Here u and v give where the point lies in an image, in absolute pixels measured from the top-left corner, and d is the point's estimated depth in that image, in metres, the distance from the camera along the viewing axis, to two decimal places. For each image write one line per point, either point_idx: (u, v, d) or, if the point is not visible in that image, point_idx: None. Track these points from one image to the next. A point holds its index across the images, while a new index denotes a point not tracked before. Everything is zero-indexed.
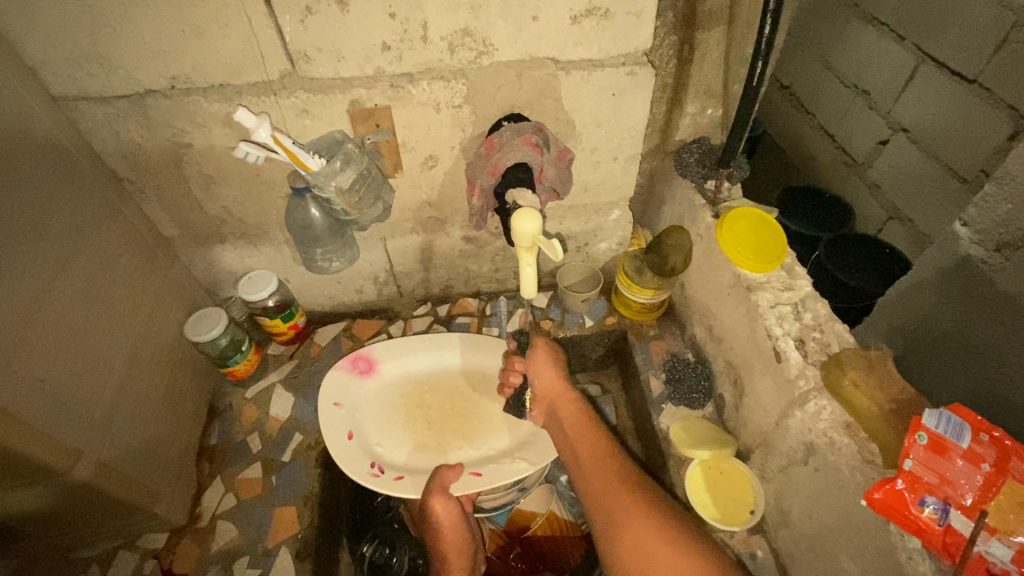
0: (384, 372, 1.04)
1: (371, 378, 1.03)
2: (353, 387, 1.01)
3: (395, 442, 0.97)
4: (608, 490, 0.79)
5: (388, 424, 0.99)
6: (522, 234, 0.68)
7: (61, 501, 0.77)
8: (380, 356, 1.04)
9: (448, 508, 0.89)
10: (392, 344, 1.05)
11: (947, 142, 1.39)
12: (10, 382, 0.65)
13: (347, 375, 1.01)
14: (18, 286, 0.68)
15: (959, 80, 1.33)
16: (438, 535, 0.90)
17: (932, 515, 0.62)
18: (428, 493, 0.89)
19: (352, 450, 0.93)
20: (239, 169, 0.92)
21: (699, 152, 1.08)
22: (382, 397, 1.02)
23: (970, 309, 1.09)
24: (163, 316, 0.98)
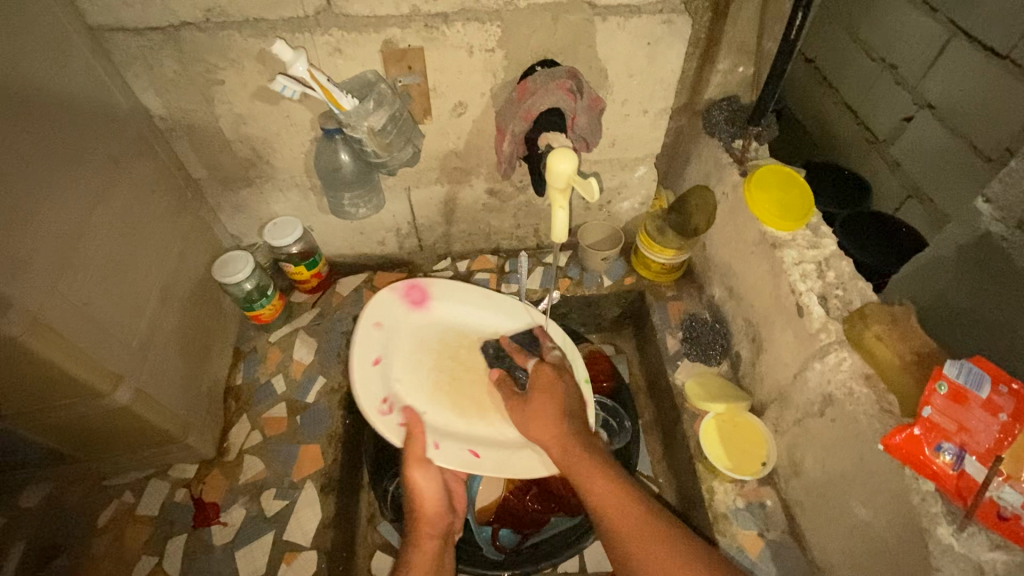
0: (433, 310, 1.02)
1: (419, 311, 1.01)
2: (399, 315, 1.00)
3: (415, 385, 0.93)
4: (597, 479, 0.73)
5: (415, 364, 0.95)
6: (558, 173, 0.69)
7: (100, 423, 0.80)
8: (434, 292, 1.03)
9: (428, 481, 0.84)
10: (452, 287, 1.03)
11: (976, 118, 1.34)
12: (56, 300, 0.67)
13: (399, 301, 1.01)
14: (60, 209, 0.69)
15: (992, 55, 1.29)
16: (411, 506, 0.84)
17: (948, 460, 0.64)
18: (409, 462, 0.83)
19: (371, 375, 0.91)
20: (270, 109, 0.92)
21: (729, 110, 1.07)
22: (420, 334, 0.99)
23: (986, 286, 0.94)
24: (191, 255, 1.00)
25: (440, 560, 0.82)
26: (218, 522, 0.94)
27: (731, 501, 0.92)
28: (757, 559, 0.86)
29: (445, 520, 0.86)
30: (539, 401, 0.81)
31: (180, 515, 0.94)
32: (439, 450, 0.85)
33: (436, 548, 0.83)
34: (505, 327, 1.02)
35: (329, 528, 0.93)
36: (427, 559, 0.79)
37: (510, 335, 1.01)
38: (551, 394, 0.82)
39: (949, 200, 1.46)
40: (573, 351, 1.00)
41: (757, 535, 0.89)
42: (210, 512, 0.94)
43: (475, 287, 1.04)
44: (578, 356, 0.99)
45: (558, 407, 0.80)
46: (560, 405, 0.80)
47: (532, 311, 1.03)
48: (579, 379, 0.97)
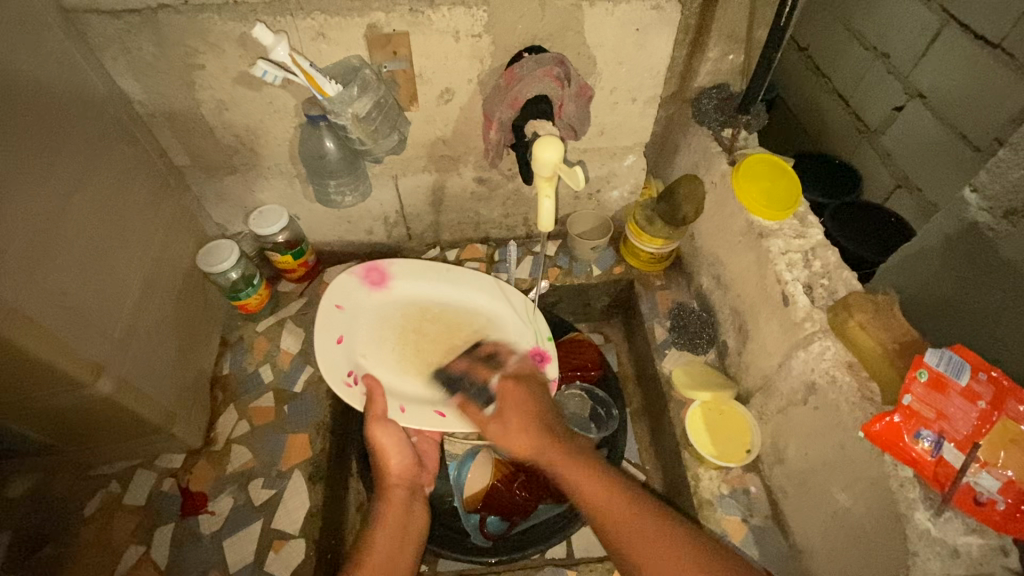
0: (394, 289, 1.01)
1: (380, 291, 1.00)
2: (362, 294, 0.99)
3: (380, 358, 0.94)
4: (590, 481, 0.72)
5: (379, 340, 0.96)
6: (544, 162, 0.69)
7: (82, 413, 0.80)
8: (395, 271, 1.02)
9: (392, 437, 0.85)
10: (411, 265, 1.03)
11: (965, 108, 1.35)
12: (30, 289, 0.65)
13: (358, 283, 1.00)
14: (34, 195, 0.68)
15: (982, 43, 1.29)
16: (377, 460, 0.87)
17: (926, 447, 0.65)
18: (370, 421, 0.84)
19: (336, 354, 0.91)
20: (253, 95, 0.90)
21: (718, 98, 1.05)
22: (385, 310, 0.99)
23: (967, 277, 0.92)
24: (175, 244, 0.99)
25: (411, 510, 0.83)
26: (206, 512, 0.94)
27: (716, 488, 0.93)
28: (740, 544, 0.88)
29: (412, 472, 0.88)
30: (510, 410, 0.81)
31: (168, 505, 0.94)
32: (405, 413, 0.87)
33: (403, 498, 0.84)
34: (468, 298, 1.02)
35: (317, 516, 0.93)
36: (396, 511, 0.81)
37: (471, 305, 1.01)
38: (518, 403, 0.81)
39: (938, 189, 1.47)
40: (535, 316, 1.01)
41: (740, 521, 0.90)
42: (198, 501, 0.94)
43: (436, 262, 1.04)
44: (541, 321, 1.00)
45: (527, 408, 0.81)
46: (527, 403, 0.82)
47: (495, 281, 1.03)
48: (542, 342, 0.98)
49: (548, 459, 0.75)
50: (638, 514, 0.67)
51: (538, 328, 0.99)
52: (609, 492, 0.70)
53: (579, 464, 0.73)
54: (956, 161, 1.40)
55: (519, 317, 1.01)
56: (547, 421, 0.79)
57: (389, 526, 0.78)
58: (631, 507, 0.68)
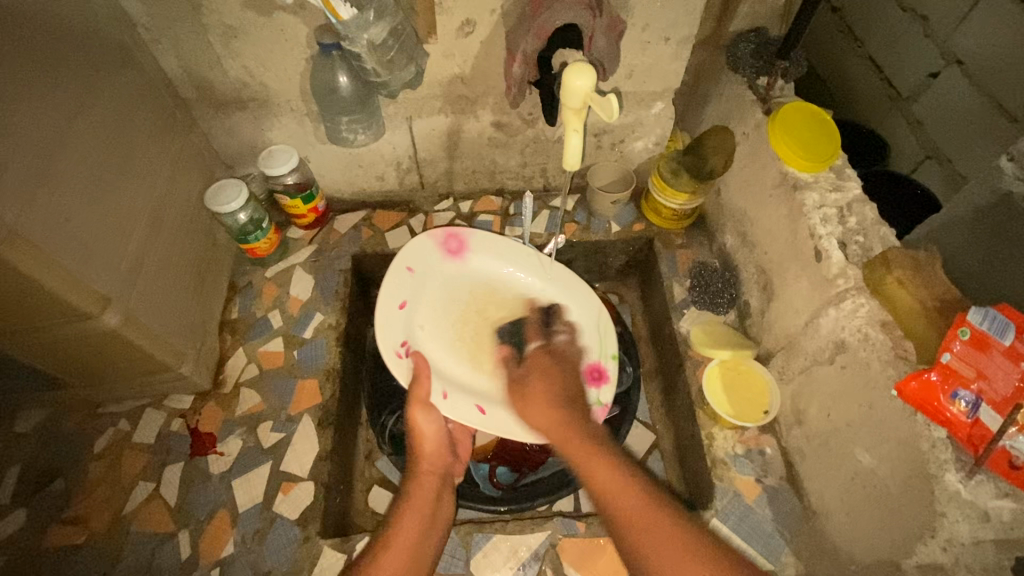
0: (469, 261, 1.01)
1: (455, 260, 1.00)
2: (435, 262, 0.98)
3: (437, 335, 0.93)
4: (604, 469, 0.66)
5: (441, 314, 0.95)
6: (575, 90, 0.65)
7: (88, 347, 0.78)
8: (473, 243, 1.01)
9: (430, 423, 0.82)
10: (491, 242, 1.01)
11: (1000, 79, 1.15)
12: (32, 211, 0.63)
13: (435, 248, 0.99)
14: (30, 110, 0.64)
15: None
16: (410, 444, 0.82)
17: (962, 408, 0.62)
18: (412, 402, 0.82)
19: (396, 318, 0.90)
20: (262, 21, 0.85)
21: (756, 43, 0.98)
22: (453, 282, 0.99)
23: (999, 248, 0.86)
24: (181, 180, 0.95)
25: (441, 497, 0.78)
26: (215, 452, 0.93)
27: (730, 447, 0.91)
28: (752, 504, 0.87)
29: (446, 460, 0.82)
30: (536, 396, 0.79)
31: (177, 444, 0.94)
32: (445, 400, 0.86)
33: (434, 486, 0.78)
34: (539, 292, 1.01)
35: (326, 460, 0.93)
36: (425, 495, 0.76)
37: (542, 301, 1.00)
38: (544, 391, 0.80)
39: (975, 162, 1.23)
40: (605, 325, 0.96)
41: (754, 481, 0.89)
42: (207, 442, 0.94)
43: (514, 243, 1.02)
44: (610, 332, 0.96)
45: (552, 394, 0.78)
46: (555, 390, 0.79)
47: (572, 278, 1.00)
48: (604, 358, 0.94)
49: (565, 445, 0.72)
50: (663, 520, 0.61)
51: (605, 342, 0.95)
52: (625, 484, 0.64)
53: (591, 450, 0.69)
54: (991, 134, 1.18)
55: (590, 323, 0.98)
56: (573, 406, 0.76)
57: (417, 509, 0.73)
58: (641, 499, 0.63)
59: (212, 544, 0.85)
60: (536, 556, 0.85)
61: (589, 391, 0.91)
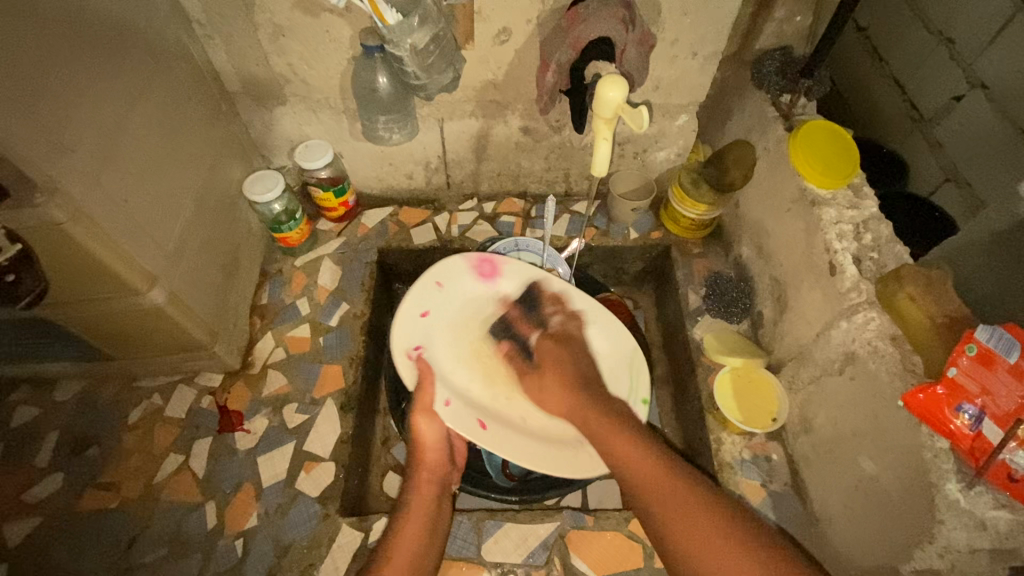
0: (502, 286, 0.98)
1: (487, 285, 0.97)
2: (466, 284, 0.96)
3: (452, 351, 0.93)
4: (626, 447, 0.72)
5: (461, 333, 0.95)
6: (607, 102, 0.69)
7: (133, 322, 0.83)
8: (506, 269, 0.97)
9: (432, 431, 0.84)
10: (527, 270, 0.96)
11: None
12: (96, 191, 0.67)
13: (467, 270, 0.97)
14: (99, 100, 0.69)
15: None
16: (411, 451, 0.84)
17: (965, 421, 0.64)
18: (416, 410, 0.84)
19: (416, 325, 0.91)
20: (310, 22, 0.90)
21: (781, 61, 1.01)
22: (480, 305, 0.97)
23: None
24: (223, 169, 1.00)
25: (442, 505, 0.83)
26: (242, 429, 0.98)
27: (738, 452, 0.94)
28: (757, 507, 0.89)
29: (445, 471, 0.85)
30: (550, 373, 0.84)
31: (206, 420, 0.98)
32: (448, 408, 0.86)
33: (433, 494, 0.82)
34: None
35: (347, 443, 0.97)
36: (423, 505, 0.80)
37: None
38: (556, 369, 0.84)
39: (992, 185, 1.25)
40: (637, 371, 0.92)
41: (760, 485, 0.91)
42: (235, 419, 0.98)
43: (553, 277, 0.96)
44: (642, 378, 0.92)
45: (570, 375, 0.83)
46: (567, 366, 0.84)
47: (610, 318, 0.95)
48: (633, 402, 0.91)
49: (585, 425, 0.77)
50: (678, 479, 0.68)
51: (635, 388, 0.91)
52: (649, 466, 0.69)
53: (612, 428, 0.74)
54: (1011, 159, 1.19)
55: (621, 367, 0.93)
56: (586, 387, 0.81)
57: (416, 522, 0.78)
58: (670, 479, 0.68)
59: (236, 515, 0.90)
60: (545, 545, 0.88)
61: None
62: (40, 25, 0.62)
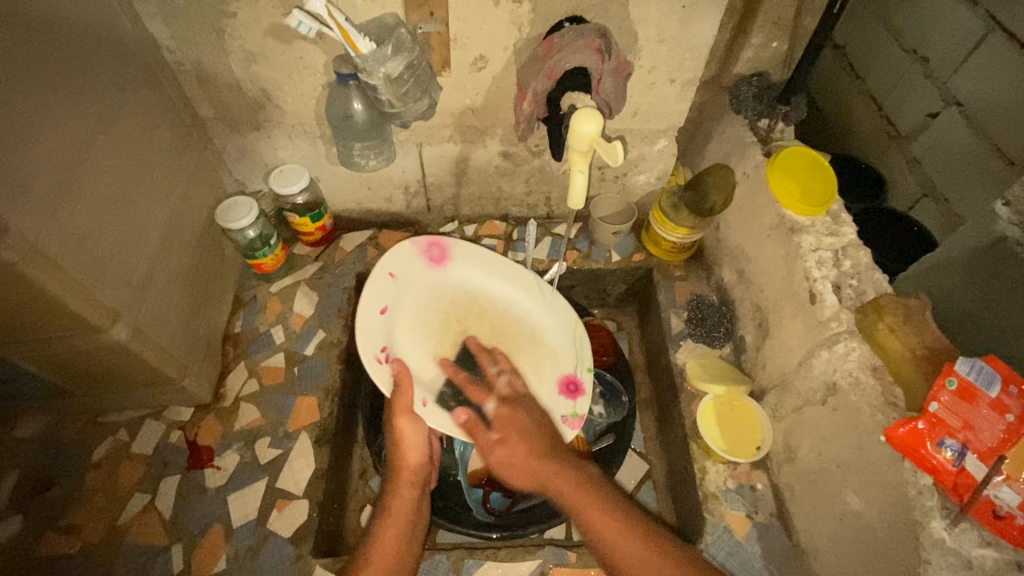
0: (450, 271, 1.00)
1: (437, 270, 0.99)
2: (419, 270, 0.97)
3: (415, 343, 0.92)
4: (596, 513, 0.68)
5: (422, 322, 0.94)
6: (582, 135, 0.68)
7: (95, 359, 0.79)
8: (456, 254, 1.00)
9: (415, 431, 0.80)
10: (475, 253, 1.01)
11: (1001, 121, 1.14)
12: (54, 227, 0.65)
13: (418, 256, 0.98)
14: (59, 133, 0.67)
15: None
16: (393, 457, 0.81)
17: (949, 456, 0.63)
18: (399, 411, 0.79)
19: (377, 324, 0.87)
20: (283, 49, 0.88)
21: (759, 86, 1.01)
22: (434, 291, 0.98)
23: (991, 291, 0.88)
24: (194, 196, 0.98)
25: (420, 509, 0.81)
26: (212, 466, 0.94)
27: (722, 482, 0.92)
28: (742, 539, 0.88)
29: (426, 472, 0.83)
30: (513, 432, 0.76)
31: (174, 456, 0.94)
32: (425, 408, 0.85)
33: (414, 499, 0.80)
34: (518, 304, 1.02)
35: (321, 478, 0.94)
36: (405, 509, 0.77)
37: (520, 314, 1.01)
38: (520, 427, 0.77)
39: (967, 202, 1.24)
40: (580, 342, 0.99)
41: (744, 516, 0.90)
42: (205, 455, 0.95)
43: (499, 258, 1.02)
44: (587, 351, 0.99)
45: (533, 435, 0.76)
46: (532, 427, 0.77)
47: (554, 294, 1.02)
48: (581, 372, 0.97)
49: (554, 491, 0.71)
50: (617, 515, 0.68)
51: (582, 358, 0.98)
52: (616, 521, 0.67)
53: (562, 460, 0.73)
54: (988, 177, 1.18)
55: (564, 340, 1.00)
56: (551, 449, 0.74)
57: (399, 523, 0.75)
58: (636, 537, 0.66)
59: (205, 558, 0.86)
60: None
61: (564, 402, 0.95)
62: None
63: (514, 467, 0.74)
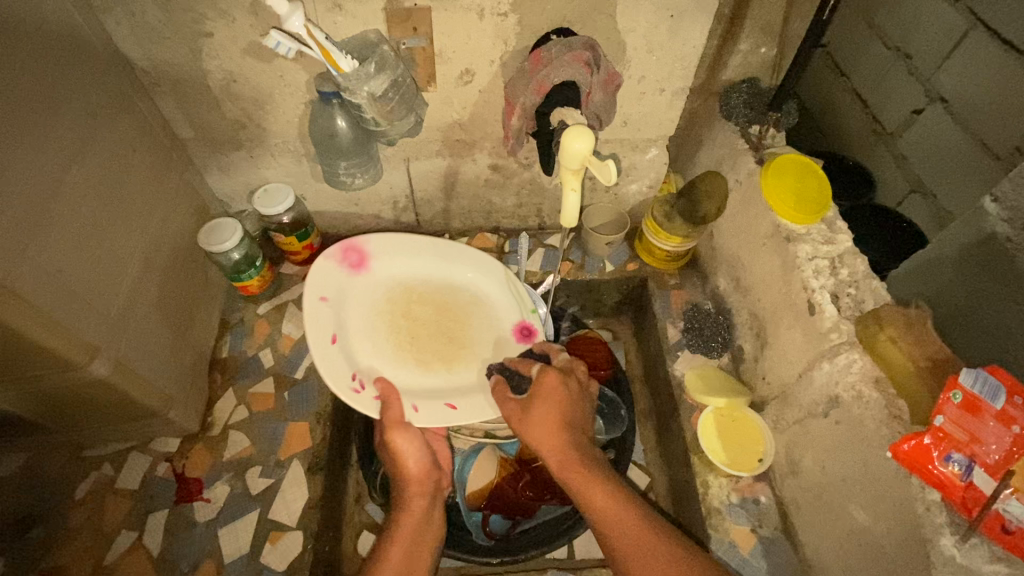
0: (374, 270, 0.94)
1: (361, 274, 0.93)
2: (343, 281, 0.90)
3: (376, 352, 0.86)
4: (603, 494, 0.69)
5: (372, 331, 0.88)
6: (573, 154, 0.67)
7: (75, 395, 0.76)
8: (372, 250, 0.94)
9: (411, 443, 0.80)
10: (389, 241, 0.95)
11: (988, 116, 1.14)
12: (25, 266, 0.62)
13: (337, 267, 0.91)
14: (29, 166, 0.64)
15: (1008, 49, 1.08)
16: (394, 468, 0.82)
17: (955, 471, 0.61)
18: (389, 428, 0.77)
19: (335, 354, 0.82)
20: (262, 67, 0.86)
21: (749, 94, 0.99)
22: (369, 296, 0.92)
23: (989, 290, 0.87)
24: (175, 221, 0.95)
25: (432, 516, 0.81)
26: (202, 499, 0.91)
27: (725, 496, 0.91)
28: (748, 555, 0.86)
29: (433, 476, 0.84)
30: (543, 408, 0.73)
31: (162, 490, 0.91)
32: (419, 413, 0.80)
33: (424, 507, 0.81)
34: (453, 274, 0.97)
35: (315, 507, 0.91)
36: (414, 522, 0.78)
37: (457, 282, 0.97)
38: (555, 401, 0.73)
39: (958, 197, 1.23)
40: (523, 288, 0.98)
41: (749, 531, 0.88)
42: (194, 488, 0.92)
43: (416, 236, 0.97)
44: (527, 292, 0.97)
45: (561, 410, 0.73)
46: (561, 411, 0.73)
47: (481, 254, 0.98)
48: (529, 315, 0.95)
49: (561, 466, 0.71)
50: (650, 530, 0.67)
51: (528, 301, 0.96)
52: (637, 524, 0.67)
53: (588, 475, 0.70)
54: (975, 173, 1.17)
55: (505, 292, 0.97)
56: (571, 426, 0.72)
57: (405, 541, 0.75)
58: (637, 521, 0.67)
59: None
60: None
61: (530, 349, 0.92)
62: None
63: (546, 436, 0.72)
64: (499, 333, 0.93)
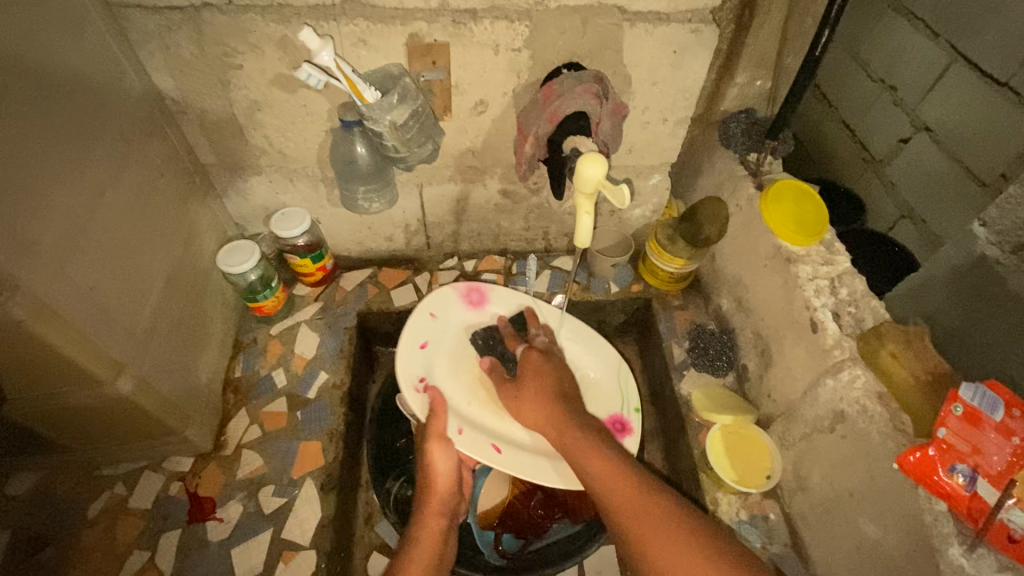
0: (490, 312, 1.02)
1: (476, 312, 1.02)
2: (457, 313, 1.00)
3: (456, 381, 0.93)
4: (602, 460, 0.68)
5: (461, 359, 0.96)
6: (588, 178, 0.70)
7: (97, 412, 0.78)
8: (493, 296, 1.03)
9: (446, 461, 0.82)
10: (512, 296, 1.03)
11: (971, 142, 1.19)
12: (63, 281, 0.64)
13: (456, 299, 1.01)
14: (69, 188, 0.67)
15: (989, 82, 1.14)
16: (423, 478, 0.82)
17: (960, 481, 0.63)
18: (430, 437, 0.82)
19: (416, 359, 0.92)
20: (287, 97, 0.90)
21: (746, 123, 1.05)
22: (476, 331, 1.00)
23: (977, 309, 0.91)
24: (196, 243, 0.98)
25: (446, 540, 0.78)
26: (215, 518, 0.91)
27: (735, 513, 0.92)
28: None
29: (454, 501, 0.82)
30: (532, 382, 0.81)
31: (175, 509, 0.91)
32: (462, 436, 0.85)
33: (442, 529, 0.78)
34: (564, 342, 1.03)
35: (328, 527, 0.91)
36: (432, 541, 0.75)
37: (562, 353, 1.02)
38: (541, 375, 0.81)
39: (947, 222, 1.28)
40: (627, 380, 1.00)
41: (759, 548, 0.89)
42: (207, 507, 0.92)
43: (534, 300, 1.05)
44: (631, 387, 0.99)
45: (549, 381, 0.80)
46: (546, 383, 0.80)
47: (595, 338, 1.03)
48: (627, 411, 0.97)
49: (560, 433, 0.74)
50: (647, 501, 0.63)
51: (628, 395, 0.98)
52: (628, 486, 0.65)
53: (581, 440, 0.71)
54: (962, 198, 1.22)
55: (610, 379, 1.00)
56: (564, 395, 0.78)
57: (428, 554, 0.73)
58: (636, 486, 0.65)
59: None
60: None
61: None
62: (23, 120, 0.60)
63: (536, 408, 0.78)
64: (586, 413, 0.97)
